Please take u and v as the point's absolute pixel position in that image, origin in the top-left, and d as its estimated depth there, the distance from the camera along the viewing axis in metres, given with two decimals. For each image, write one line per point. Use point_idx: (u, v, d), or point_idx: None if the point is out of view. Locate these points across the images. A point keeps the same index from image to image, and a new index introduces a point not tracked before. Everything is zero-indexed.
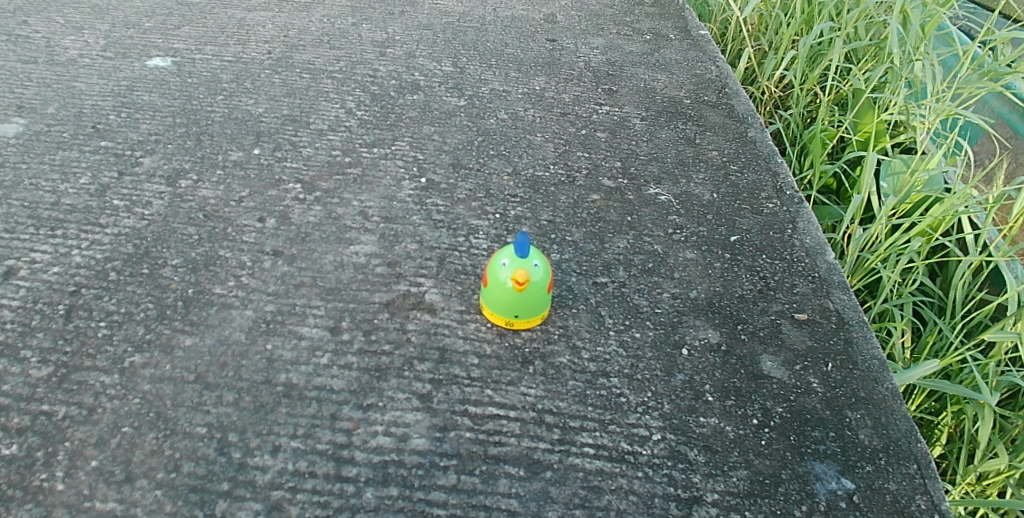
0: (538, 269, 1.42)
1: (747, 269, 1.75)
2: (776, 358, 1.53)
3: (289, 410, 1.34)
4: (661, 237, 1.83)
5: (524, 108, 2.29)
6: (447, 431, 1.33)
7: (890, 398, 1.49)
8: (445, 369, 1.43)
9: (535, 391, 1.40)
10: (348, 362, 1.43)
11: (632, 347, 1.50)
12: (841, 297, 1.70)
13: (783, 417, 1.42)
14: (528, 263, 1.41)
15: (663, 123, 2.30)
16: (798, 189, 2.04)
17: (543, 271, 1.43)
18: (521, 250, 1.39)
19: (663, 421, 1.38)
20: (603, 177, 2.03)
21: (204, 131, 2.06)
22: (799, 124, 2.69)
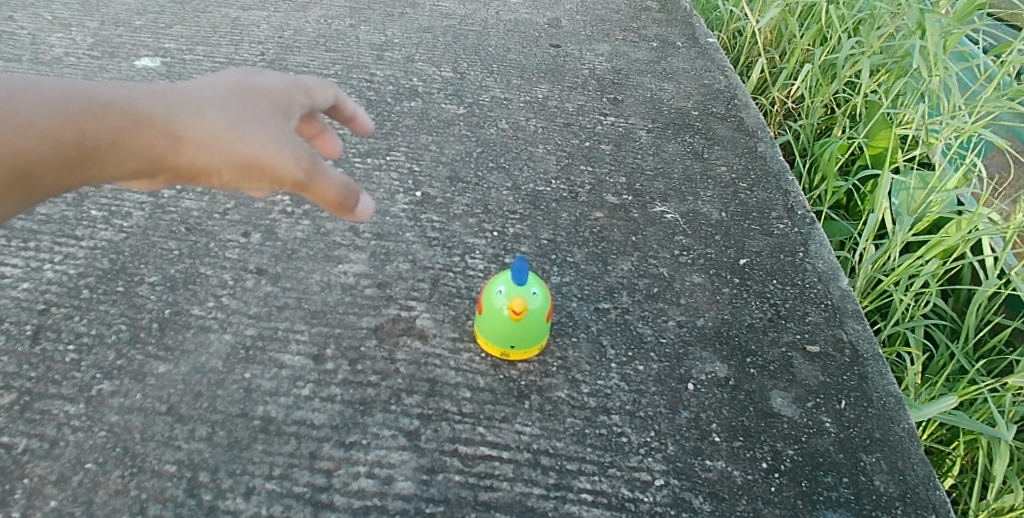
0: (536, 297, 1.33)
1: (756, 295, 1.66)
2: (787, 394, 1.43)
3: (265, 447, 1.25)
4: (667, 259, 1.74)
5: (526, 117, 2.20)
6: (435, 474, 1.23)
7: (907, 440, 1.38)
8: (434, 403, 1.33)
9: (530, 430, 1.31)
10: (331, 394, 1.33)
11: (635, 381, 1.41)
12: (855, 327, 1.60)
13: (794, 460, 1.32)
14: (526, 291, 1.33)
15: (670, 135, 2.21)
16: (810, 209, 1.95)
17: (541, 299, 1.34)
18: (518, 276, 1.31)
19: (667, 465, 1.28)
20: (607, 193, 1.94)
21: None
22: (809, 137, 2.60)
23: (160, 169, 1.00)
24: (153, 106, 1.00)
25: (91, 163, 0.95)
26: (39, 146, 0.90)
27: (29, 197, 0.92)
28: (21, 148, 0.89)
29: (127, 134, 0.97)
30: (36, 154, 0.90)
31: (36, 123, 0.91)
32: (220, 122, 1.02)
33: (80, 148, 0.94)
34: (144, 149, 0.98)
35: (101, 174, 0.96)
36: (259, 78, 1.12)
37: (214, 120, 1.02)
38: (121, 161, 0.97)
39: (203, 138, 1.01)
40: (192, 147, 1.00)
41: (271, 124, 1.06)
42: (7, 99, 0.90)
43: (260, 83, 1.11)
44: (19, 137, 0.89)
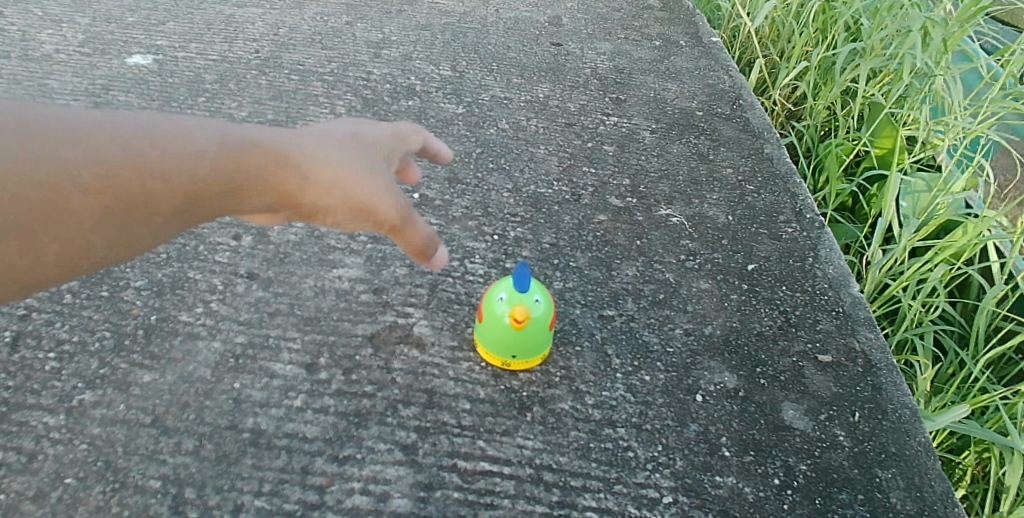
0: (538, 305, 1.28)
1: (765, 302, 1.60)
2: (799, 406, 1.37)
3: (255, 462, 1.19)
4: (673, 264, 1.68)
5: (526, 117, 2.14)
6: (432, 491, 1.18)
7: (923, 454, 1.33)
8: (432, 415, 1.28)
9: (532, 444, 1.25)
10: (324, 406, 1.28)
11: (641, 392, 1.36)
12: (867, 336, 1.55)
13: (808, 476, 1.26)
14: (528, 298, 1.27)
15: (674, 136, 2.15)
16: (818, 212, 1.90)
17: (543, 307, 1.29)
18: (520, 283, 1.25)
19: (675, 481, 1.23)
20: (610, 195, 1.88)
21: None
22: (814, 138, 2.54)
23: (284, 207, 0.95)
24: (283, 143, 0.94)
25: (230, 197, 0.90)
26: (186, 178, 0.85)
27: (167, 227, 0.87)
28: (171, 179, 0.84)
29: (265, 170, 0.91)
30: (183, 186, 0.85)
31: (188, 154, 0.86)
32: (333, 163, 0.95)
33: (224, 181, 0.88)
34: (275, 187, 0.92)
35: (236, 208, 0.91)
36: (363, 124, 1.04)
37: (328, 160, 0.95)
38: (255, 196, 0.92)
39: (330, 181, 0.94)
40: (319, 187, 0.94)
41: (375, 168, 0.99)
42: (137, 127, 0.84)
43: (372, 126, 1.05)
44: (172, 167, 0.84)
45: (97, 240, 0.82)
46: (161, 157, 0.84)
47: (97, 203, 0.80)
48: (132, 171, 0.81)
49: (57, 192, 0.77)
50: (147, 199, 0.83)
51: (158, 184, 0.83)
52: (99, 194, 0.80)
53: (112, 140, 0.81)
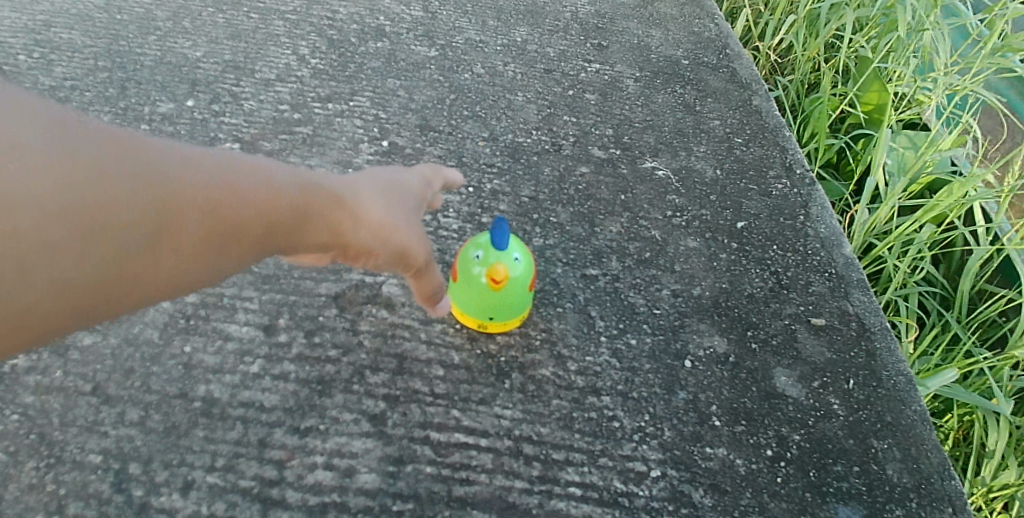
0: (518, 263, 1.17)
1: (756, 262, 1.52)
2: (791, 373, 1.30)
3: (207, 434, 1.09)
4: (659, 220, 1.59)
5: (503, 62, 2.00)
6: (403, 465, 1.09)
7: (919, 424, 1.27)
8: (403, 383, 1.18)
9: (511, 414, 1.16)
10: (284, 372, 1.17)
11: (627, 357, 1.27)
12: (861, 299, 1.47)
13: (801, 447, 1.20)
14: (506, 256, 1.16)
15: (659, 85, 2.03)
16: (809, 168, 1.81)
17: (524, 265, 1.18)
18: (498, 240, 1.14)
19: (662, 453, 1.15)
20: (592, 146, 1.77)
21: (130, 77, 1.80)
22: (799, 93, 2.45)
23: (336, 245, 0.92)
24: (341, 186, 0.93)
25: (298, 231, 0.85)
26: (270, 207, 0.79)
27: (239, 262, 0.79)
28: (257, 208, 0.77)
29: (328, 205, 0.88)
30: (267, 217, 0.79)
31: (268, 183, 0.80)
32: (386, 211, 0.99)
33: (298, 214, 0.83)
34: (335, 224, 0.90)
35: (298, 243, 0.86)
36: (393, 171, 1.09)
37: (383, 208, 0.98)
38: (317, 232, 0.88)
39: (378, 223, 0.96)
40: (370, 228, 0.95)
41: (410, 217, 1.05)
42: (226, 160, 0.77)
43: (395, 172, 1.09)
44: (258, 196, 0.77)
45: (176, 271, 0.71)
46: (249, 183, 0.77)
47: (190, 230, 0.71)
48: (225, 195, 0.74)
49: (155, 211, 0.68)
50: (235, 229, 0.75)
51: (247, 213, 0.76)
52: (190, 217, 0.71)
53: (206, 163, 0.74)
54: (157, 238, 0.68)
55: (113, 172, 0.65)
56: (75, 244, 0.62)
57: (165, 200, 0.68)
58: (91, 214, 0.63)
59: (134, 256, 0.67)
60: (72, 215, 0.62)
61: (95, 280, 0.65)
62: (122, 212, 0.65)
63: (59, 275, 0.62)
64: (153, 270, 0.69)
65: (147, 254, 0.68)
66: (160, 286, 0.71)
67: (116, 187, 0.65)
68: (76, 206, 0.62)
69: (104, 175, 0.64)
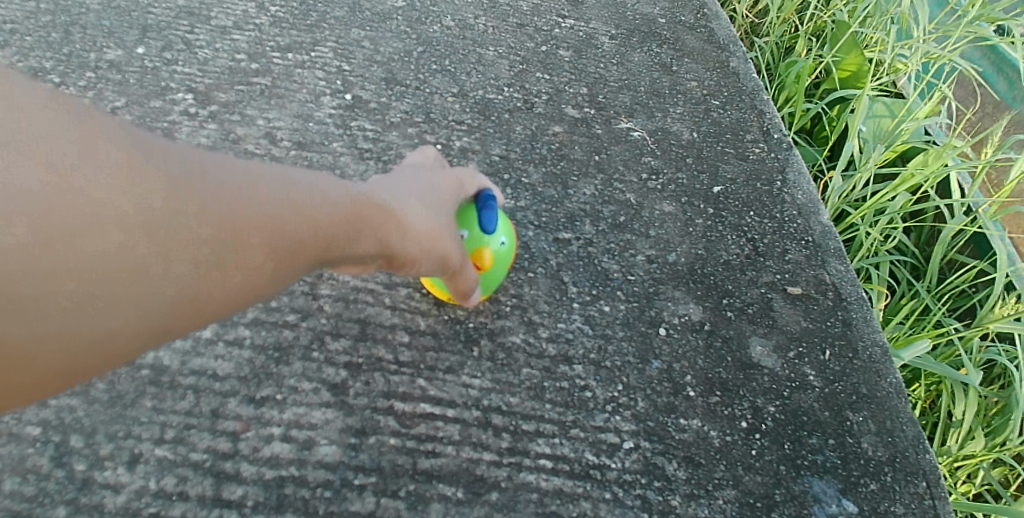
0: (502, 246, 1.14)
1: (732, 229, 1.48)
2: (767, 342, 1.27)
3: (155, 404, 1.02)
4: (635, 183, 1.53)
5: (474, 14, 1.91)
6: (365, 437, 1.03)
7: (894, 396, 1.25)
8: (366, 350, 1.12)
9: (480, 383, 1.11)
10: (239, 338, 1.10)
11: (600, 324, 1.23)
12: (838, 268, 1.45)
13: (776, 419, 1.17)
14: (494, 241, 1.12)
15: (636, 44, 1.96)
16: (787, 133, 1.77)
17: (506, 246, 1.15)
18: (487, 224, 1.09)
19: (636, 425, 1.12)
20: (566, 105, 1.70)
21: (75, 21, 1.68)
22: (775, 56, 2.40)
23: (382, 258, 0.91)
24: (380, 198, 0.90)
25: (341, 247, 0.82)
26: (322, 223, 0.77)
27: (285, 281, 0.77)
28: (312, 223, 0.76)
29: (376, 218, 0.86)
30: (311, 235, 0.76)
31: (321, 197, 0.78)
32: (419, 221, 0.96)
33: (348, 227, 0.82)
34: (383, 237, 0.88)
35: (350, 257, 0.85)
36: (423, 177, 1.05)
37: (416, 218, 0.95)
38: (367, 246, 0.87)
39: (419, 233, 0.94)
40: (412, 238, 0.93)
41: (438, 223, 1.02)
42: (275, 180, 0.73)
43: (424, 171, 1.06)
44: (312, 212, 0.76)
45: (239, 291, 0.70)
46: (304, 200, 0.75)
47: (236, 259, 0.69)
48: (283, 212, 0.72)
49: (217, 234, 0.66)
50: (292, 248, 0.74)
51: (294, 234, 0.74)
52: (242, 244, 0.69)
53: (255, 187, 0.70)
54: (216, 261, 0.67)
55: (172, 202, 0.63)
56: (145, 268, 0.62)
57: (228, 221, 0.67)
58: (159, 239, 0.62)
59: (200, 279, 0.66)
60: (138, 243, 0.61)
61: (161, 306, 0.64)
62: (185, 234, 0.64)
63: (128, 307, 0.61)
64: (217, 292, 0.68)
65: (212, 278, 0.67)
66: (222, 307, 0.69)
67: (181, 208, 0.63)
68: (145, 233, 0.61)
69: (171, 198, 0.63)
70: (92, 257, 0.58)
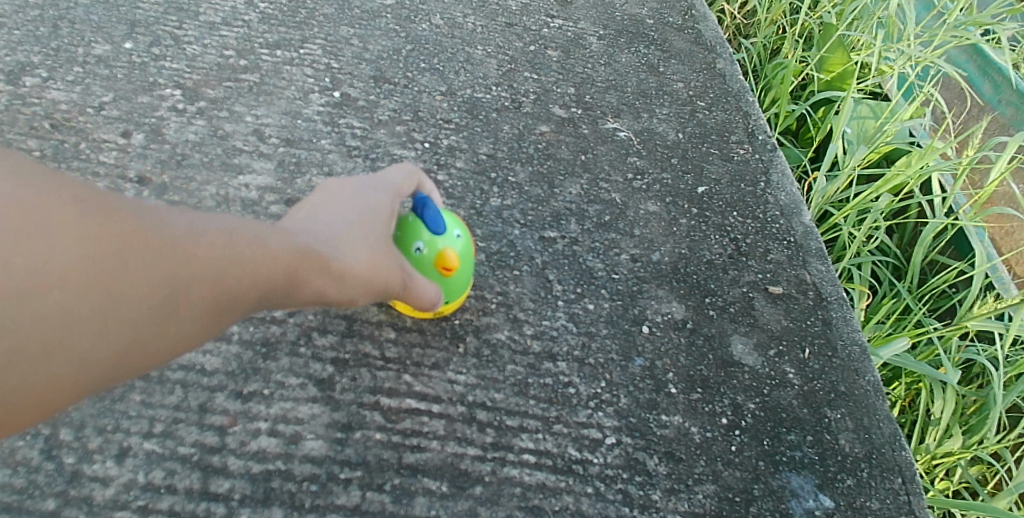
0: (459, 240, 1.12)
1: (715, 229, 1.50)
2: (748, 340, 1.30)
3: (144, 398, 1.02)
4: (620, 183, 1.55)
5: (463, 13, 1.92)
6: (351, 432, 1.05)
7: (872, 394, 1.28)
8: (353, 346, 1.13)
9: (465, 379, 1.13)
10: (227, 333, 1.11)
11: (584, 322, 1.25)
12: (819, 268, 1.47)
13: (756, 416, 1.20)
14: (449, 238, 1.11)
15: (623, 45, 1.98)
16: (772, 134, 1.79)
17: (463, 240, 1.14)
18: (436, 224, 1.09)
19: (618, 421, 1.14)
20: (553, 104, 1.72)
21: (63, 15, 1.67)
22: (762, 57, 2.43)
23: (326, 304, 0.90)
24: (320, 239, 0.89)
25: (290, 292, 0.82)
26: (263, 267, 0.77)
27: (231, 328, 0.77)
28: (252, 268, 0.76)
29: (319, 260, 0.86)
30: (262, 282, 0.77)
31: (258, 242, 0.78)
32: (362, 252, 0.94)
33: (292, 271, 0.81)
34: (331, 274, 0.87)
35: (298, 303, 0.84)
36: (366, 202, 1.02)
37: (359, 249, 0.93)
38: (314, 291, 0.86)
39: (363, 265, 0.93)
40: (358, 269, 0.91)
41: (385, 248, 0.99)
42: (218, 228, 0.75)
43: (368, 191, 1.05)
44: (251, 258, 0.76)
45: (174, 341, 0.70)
46: (249, 248, 0.77)
47: (188, 302, 0.70)
48: (221, 258, 0.73)
49: (152, 283, 0.66)
50: (238, 297, 0.75)
51: (242, 280, 0.75)
52: (192, 289, 0.70)
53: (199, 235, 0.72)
54: (166, 307, 0.68)
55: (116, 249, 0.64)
56: (78, 317, 0.61)
57: (162, 268, 0.67)
58: (96, 287, 0.62)
59: (132, 328, 0.65)
60: (66, 300, 0.60)
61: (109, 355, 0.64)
62: (125, 281, 0.64)
63: (63, 354, 0.60)
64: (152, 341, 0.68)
65: (148, 327, 0.67)
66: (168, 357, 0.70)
67: (114, 255, 0.64)
68: (88, 282, 0.62)
69: (105, 246, 0.63)
70: (30, 308, 0.58)
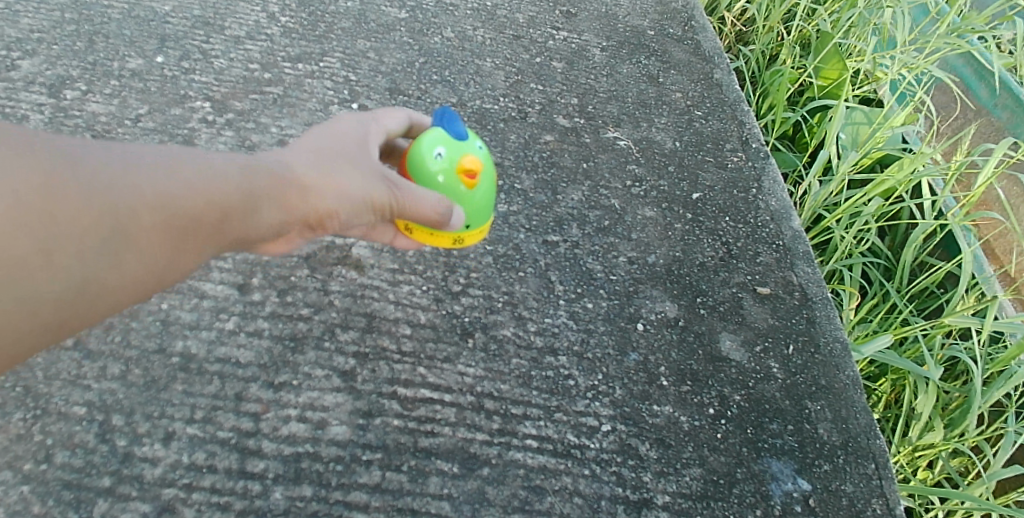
0: (477, 151, 1.19)
1: (708, 233, 1.61)
2: (736, 337, 1.40)
3: (186, 388, 1.14)
4: (619, 190, 1.66)
5: (473, 26, 2.03)
6: (372, 418, 1.16)
7: (851, 387, 1.39)
8: (372, 341, 1.25)
9: (474, 371, 1.24)
10: (258, 329, 1.22)
11: (584, 319, 1.36)
12: (805, 270, 1.58)
13: (741, 406, 1.30)
14: (467, 147, 1.18)
15: (625, 56, 2.09)
16: (765, 142, 1.89)
17: (483, 154, 1.21)
18: (455, 129, 1.18)
19: (614, 410, 1.25)
20: (558, 115, 1.83)
21: (97, 30, 1.79)
22: (761, 64, 2.52)
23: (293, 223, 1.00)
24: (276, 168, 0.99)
25: (247, 215, 0.93)
26: (211, 195, 0.88)
27: (197, 252, 0.90)
28: (199, 196, 0.87)
29: (270, 188, 0.96)
30: (211, 206, 0.88)
31: (207, 173, 0.89)
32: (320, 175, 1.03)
33: (243, 198, 0.92)
34: (283, 200, 0.98)
35: (255, 228, 0.95)
36: (330, 135, 1.11)
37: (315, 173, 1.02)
38: (270, 213, 0.96)
39: (320, 185, 1.02)
40: (317, 193, 1.02)
41: (352, 169, 1.07)
42: (167, 162, 0.86)
43: (337, 125, 1.14)
44: (198, 188, 0.87)
45: (133, 269, 0.82)
46: (193, 177, 0.87)
47: (139, 230, 0.81)
48: (165, 192, 0.84)
49: (96, 226, 0.77)
50: (189, 221, 0.86)
51: (187, 205, 0.85)
52: (139, 219, 0.81)
53: (144, 171, 0.83)
54: (118, 238, 0.80)
55: (61, 192, 0.75)
56: (32, 263, 0.73)
57: (105, 208, 0.78)
58: (46, 234, 0.74)
59: (89, 261, 0.78)
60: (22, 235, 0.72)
61: (72, 281, 0.77)
62: (70, 218, 0.75)
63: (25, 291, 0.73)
64: (112, 273, 0.80)
65: (103, 260, 0.79)
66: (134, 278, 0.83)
67: (60, 200, 0.75)
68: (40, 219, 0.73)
69: (48, 195, 0.74)
70: None
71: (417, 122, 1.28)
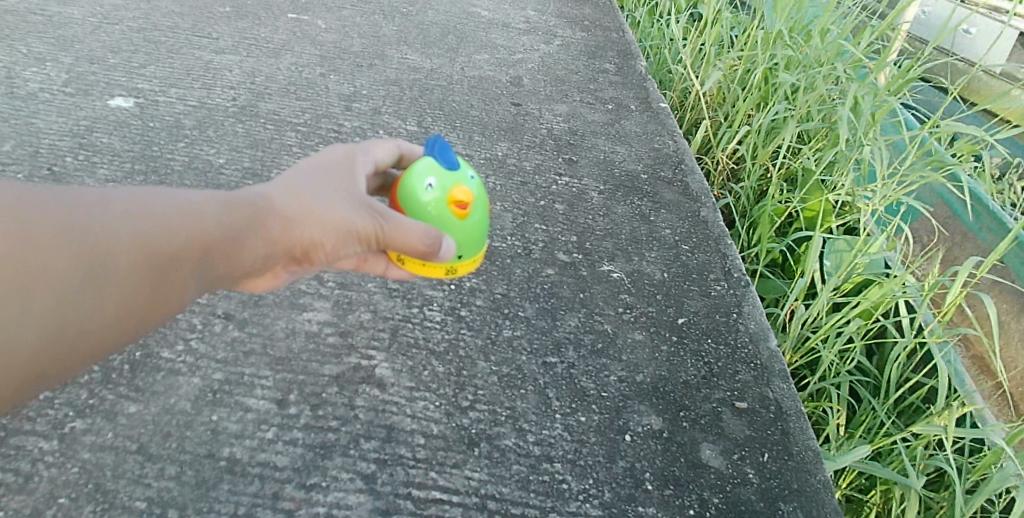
0: (466, 186, 1.43)
1: (692, 353, 1.80)
2: (715, 447, 1.56)
3: (231, 487, 1.33)
4: (612, 316, 1.88)
5: (485, 174, 2.34)
6: (389, 515, 1.33)
7: (822, 491, 1.53)
8: (391, 449, 1.43)
9: (478, 475, 1.42)
10: (293, 438, 1.42)
11: (577, 431, 1.53)
12: (781, 386, 1.75)
13: (719, 508, 1.45)
14: (457, 182, 1.43)
15: (620, 197, 2.37)
16: (745, 272, 2.12)
17: (471, 186, 1.45)
18: (445, 165, 1.43)
19: (603, 510, 1.40)
20: (559, 251, 2.08)
21: (163, 180, 2.12)
22: (750, 198, 2.77)
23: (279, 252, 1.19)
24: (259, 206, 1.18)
25: (233, 246, 1.12)
26: (198, 229, 1.06)
27: (194, 277, 1.07)
28: (188, 230, 1.05)
29: (253, 223, 1.15)
30: (199, 237, 1.06)
31: (192, 213, 1.07)
32: (301, 212, 1.21)
33: (227, 232, 1.10)
34: (263, 232, 1.16)
35: (243, 255, 1.14)
36: (313, 173, 1.29)
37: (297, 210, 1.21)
38: (254, 242, 1.15)
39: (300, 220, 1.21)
40: (299, 227, 1.20)
41: (332, 203, 1.25)
42: (158, 205, 1.03)
43: (319, 162, 1.32)
44: (182, 224, 1.04)
45: (136, 296, 0.99)
46: (180, 213, 1.05)
47: (138, 261, 0.98)
48: (152, 230, 1.01)
49: (99, 259, 0.94)
50: (180, 250, 1.03)
51: (177, 237, 1.03)
52: (139, 251, 0.98)
53: (139, 214, 1.00)
54: (123, 270, 0.97)
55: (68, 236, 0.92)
56: (52, 291, 0.90)
57: (106, 244, 0.95)
58: (61, 267, 0.90)
59: (89, 294, 0.93)
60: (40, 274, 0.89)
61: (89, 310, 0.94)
62: (77, 255, 0.92)
63: (34, 323, 0.88)
64: (123, 300, 0.97)
65: (102, 290, 0.95)
66: (141, 303, 1.00)
67: (68, 241, 0.92)
68: (54, 258, 0.90)
69: (55, 238, 0.91)
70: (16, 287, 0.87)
71: (407, 151, 1.51)
